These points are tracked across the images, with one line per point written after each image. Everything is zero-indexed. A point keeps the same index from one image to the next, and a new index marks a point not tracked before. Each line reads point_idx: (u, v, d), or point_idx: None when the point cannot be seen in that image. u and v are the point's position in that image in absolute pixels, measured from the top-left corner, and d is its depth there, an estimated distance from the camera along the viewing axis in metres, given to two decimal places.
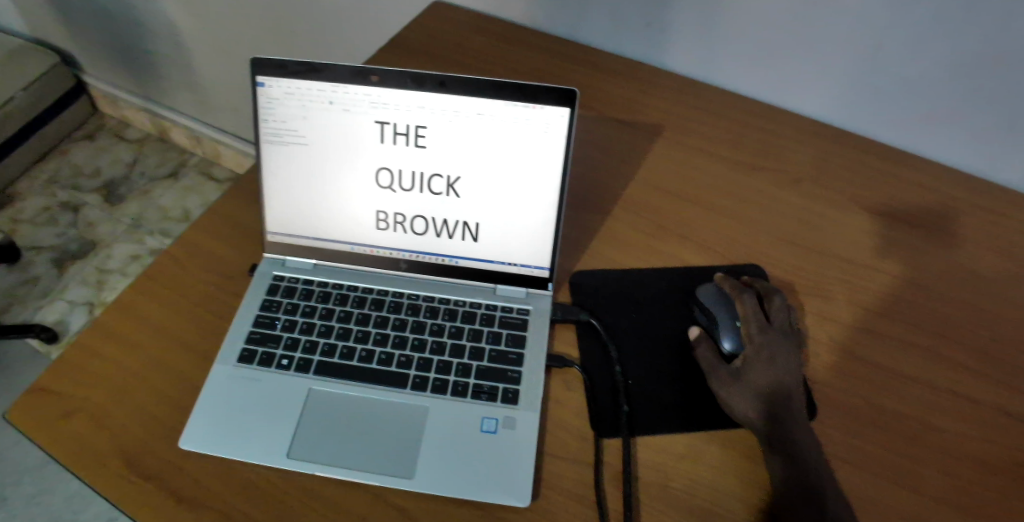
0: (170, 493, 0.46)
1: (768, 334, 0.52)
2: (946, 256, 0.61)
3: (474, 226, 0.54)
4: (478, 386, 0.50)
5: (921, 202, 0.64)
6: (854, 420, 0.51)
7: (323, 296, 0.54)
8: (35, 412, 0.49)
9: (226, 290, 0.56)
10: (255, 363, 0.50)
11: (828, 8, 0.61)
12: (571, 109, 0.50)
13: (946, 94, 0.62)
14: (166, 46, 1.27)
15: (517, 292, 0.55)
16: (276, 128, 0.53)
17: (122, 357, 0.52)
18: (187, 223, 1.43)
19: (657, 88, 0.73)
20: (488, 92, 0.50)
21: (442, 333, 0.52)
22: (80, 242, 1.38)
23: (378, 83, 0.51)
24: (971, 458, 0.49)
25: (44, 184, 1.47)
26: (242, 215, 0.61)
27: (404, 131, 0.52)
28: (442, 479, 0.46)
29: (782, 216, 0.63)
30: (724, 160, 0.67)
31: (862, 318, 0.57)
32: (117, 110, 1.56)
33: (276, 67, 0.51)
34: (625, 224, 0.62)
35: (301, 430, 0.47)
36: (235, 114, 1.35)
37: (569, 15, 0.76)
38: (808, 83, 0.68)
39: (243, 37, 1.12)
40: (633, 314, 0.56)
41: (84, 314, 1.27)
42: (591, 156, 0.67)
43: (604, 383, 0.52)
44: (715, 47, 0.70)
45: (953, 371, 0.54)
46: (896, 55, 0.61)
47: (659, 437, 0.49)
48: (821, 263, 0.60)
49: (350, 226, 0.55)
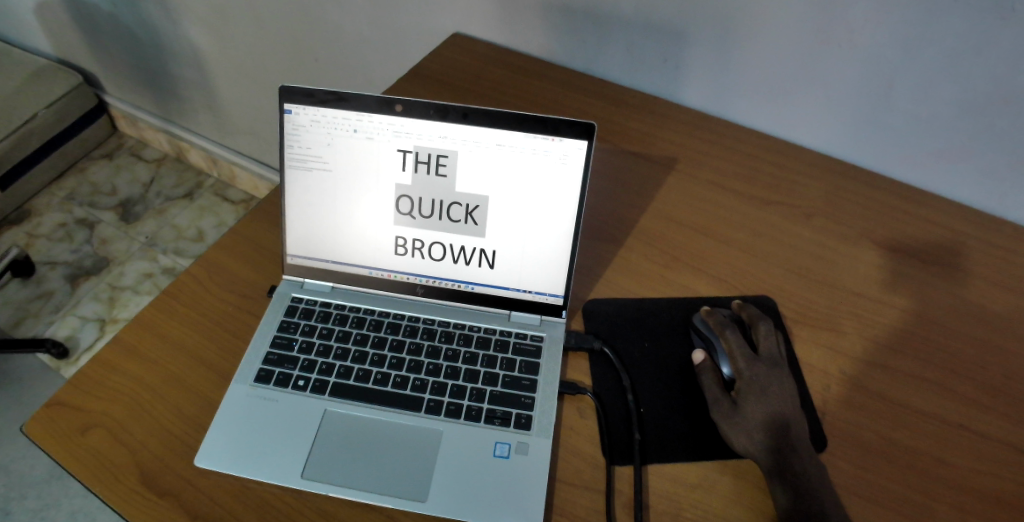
0: (185, 510, 0.46)
1: (756, 366, 0.52)
2: (957, 292, 0.61)
3: (490, 253, 0.55)
4: (492, 410, 0.50)
5: (932, 238, 0.65)
6: (866, 454, 0.51)
7: (340, 319, 0.55)
8: (55, 426, 0.50)
9: (246, 311, 0.57)
10: (272, 383, 0.51)
11: (839, 48, 0.63)
12: (589, 142, 0.51)
13: (954, 135, 0.63)
14: (188, 69, 1.31)
15: (532, 319, 0.55)
16: (301, 154, 0.55)
17: (142, 374, 0.53)
18: (202, 242, 1.45)
19: (670, 121, 0.75)
20: (509, 124, 0.52)
21: (456, 358, 0.52)
22: (95, 259, 1.39)
23: (402, 113, 0.53)
24: (984, 495, 0.49)
25: (62, 200, 1.50)
26: (263, 238, 0.62)
27: (425, 160, 0.54)
28: (454, 502, 0.46)
29: (793, 249, 0.64)
30: (737, 193, 0.69)
31: (873, 352, 0.57)
32: (136, 129, 1.60)
33: (304, 95, 0.53)
34: (638, 254, 0.63)
35: (316, 451, 0.48)
36: (253, 137, 1.38)
37: (584, 50, 0.78)
38: (818, 119, 0.70)
39: (265, 62, 1.15)
40: (645, 344, 0.56)
41: (96, 329, 1.28)
42: (605, 187, 0.68)
43: (615, 411, 0.52)
44: (727, 82, 0.72)
45: (965, 405, 0.54)
46: (905, 96, 0.63)
47: (670, 466, 0.50)
48: (832, 296, 0.61)
49: (368, 251, 0.57)
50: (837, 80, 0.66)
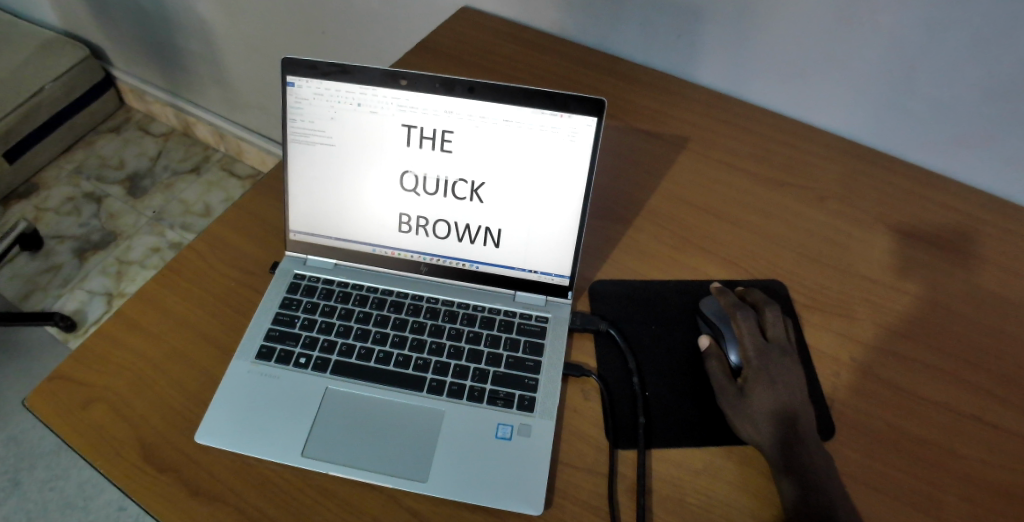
0: (187, 486, 0.46)
1: (766, 353, 0.51)
2: (972, 280, 0.60)
3: (496, 232, 0.54)
4: (495, 391, 0.49)
5: (949, 225, 0.63)
6: (875, 443, 0.50)
7: (343, 297, 0.54)
8: (58, 400, 0.49)
9: (249, 286, 0.56)
10: (273, 360, 0.51)
11: (859, 28, 0.61)
12: (599, 119, 0.50)
13: (974, 119, 0.62)
14: (195, 43, 1.29)
15: (537, 299, 0.54)
16: (305, 128, 0.54)
17: (145, 349, 0.52)
18: (209, 217, 1.45)
19: (683, 100, 0.73)
20: (517, 99, 0.51)
21: (459, 337, 0.52)
22: (103, 233, 1.40)
23: (407, 87, 0.52)
24: (992, 486, 0.49)
25: (70, 173, 1.49)
26: (267, 213, 0.61)
27: (430, 135, 0.53)
28: (455, 483, 0.46)
29: (805, 233, 0.63)
30: (749, 174, 0.67)
31: (884, 339, 0.56)
32: (143, 103, 1.59)
33: (308, 67, 0.52)
34: (647, 236, 0.62)
35: (317, 429, 0.48)
36: (261, 113, 1.37)
37: (596, 25, 0.76)
38: (834, 100, 0.68)
39: (273, 36, 1.14)
40: (652, 327, 0.55)
41: (104, 302, 1.29)
42: (614, 166, 0.66)
43: (620, 394, 0.51)
44: (743, 60, 0.70)
45: (976, 396, 0.53)
46: (924, 79, 0.61)
47: (675, 451, 0.49)
48: (844, 281, 0.59)
49: (372, 227, 0.56)
50: (855, 62, 0.64)
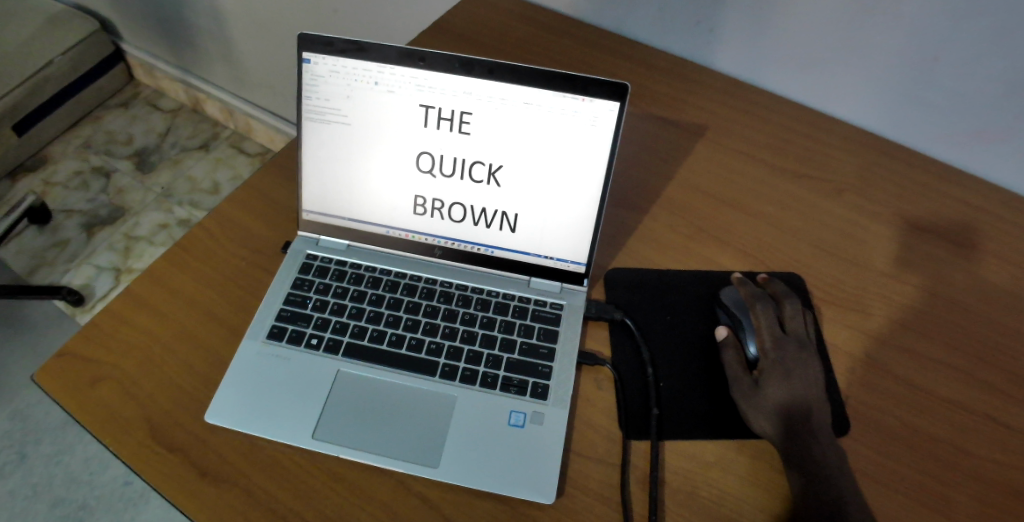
0: (196, 466, 0.46)
1: (783, 346, 0.50)
2: (990, 277, 0.59)
3: (512, 216, 0.53)
4: (508, 378, 0.49)
5: (969, 221, 0.62)
6: (889, 440, 0.49)
7: (356, 278, 0.53)
8: (67, 377, 0.49)
9: (260, 266, 0.56)
10: (284, 340, 0.50)
11: (886, 18, 0.59)
12: (620, 103, 0.49)
13: (1001, 114, 0.60)
14: (204, 18, 1.28)
15: (552, 286, 0.54)
16: (320, 106, 0.53)
17: (154, 327, 0.52)
18: (217, 195, 1.45)
19: (701, 87, 0.72)
20: (537, 82, 0.49)
21: (473, 322, 0.51)
22: (111, 208, 1.39)
23: (426, 67, 0.51)
24: (1006, 487, 0.48)
25: (78, 148, 1.49)
26: (277, 193, 0.60)
27: (448, 116, 0.52)
28: (465, 469, 0.45)
29: (822, 225, 0.62)
30: (767, 164, 0.66)
31: (900, 335, 0.55)
32: (152, 78, 1.58)
33: (324, 44, 0.51)
34: (662, 225, 0.61)
35: (327, 411, 0.47)
36: (270, 90, 1.36)
37: (613, 8, 0.74)
38: (857, 92, 0.66)
39: (283, 14, 1.12)
40: (667, 317, 0.55)
41: (111, 278, 1.29)
42: (630, 154, 0.65)
43: (634, 384, 0.51)
44: (763, 49, 0.68)
45: (992, 395, 0.52)
46: (951, 72, 0.60)
47: (688, 443, 0.48)
48: (860, 276, 0.58)
49: (385, 209, 0.55)
50: (880, 53, 0.62)
